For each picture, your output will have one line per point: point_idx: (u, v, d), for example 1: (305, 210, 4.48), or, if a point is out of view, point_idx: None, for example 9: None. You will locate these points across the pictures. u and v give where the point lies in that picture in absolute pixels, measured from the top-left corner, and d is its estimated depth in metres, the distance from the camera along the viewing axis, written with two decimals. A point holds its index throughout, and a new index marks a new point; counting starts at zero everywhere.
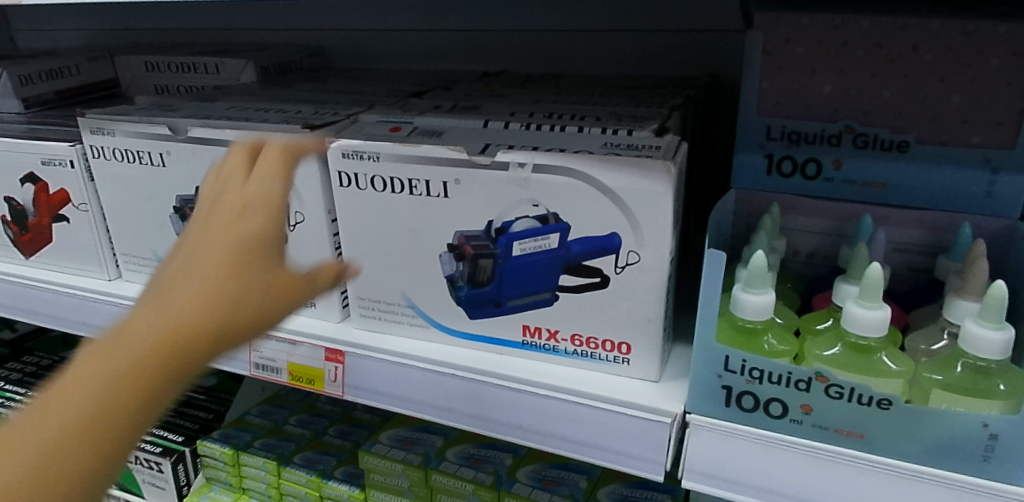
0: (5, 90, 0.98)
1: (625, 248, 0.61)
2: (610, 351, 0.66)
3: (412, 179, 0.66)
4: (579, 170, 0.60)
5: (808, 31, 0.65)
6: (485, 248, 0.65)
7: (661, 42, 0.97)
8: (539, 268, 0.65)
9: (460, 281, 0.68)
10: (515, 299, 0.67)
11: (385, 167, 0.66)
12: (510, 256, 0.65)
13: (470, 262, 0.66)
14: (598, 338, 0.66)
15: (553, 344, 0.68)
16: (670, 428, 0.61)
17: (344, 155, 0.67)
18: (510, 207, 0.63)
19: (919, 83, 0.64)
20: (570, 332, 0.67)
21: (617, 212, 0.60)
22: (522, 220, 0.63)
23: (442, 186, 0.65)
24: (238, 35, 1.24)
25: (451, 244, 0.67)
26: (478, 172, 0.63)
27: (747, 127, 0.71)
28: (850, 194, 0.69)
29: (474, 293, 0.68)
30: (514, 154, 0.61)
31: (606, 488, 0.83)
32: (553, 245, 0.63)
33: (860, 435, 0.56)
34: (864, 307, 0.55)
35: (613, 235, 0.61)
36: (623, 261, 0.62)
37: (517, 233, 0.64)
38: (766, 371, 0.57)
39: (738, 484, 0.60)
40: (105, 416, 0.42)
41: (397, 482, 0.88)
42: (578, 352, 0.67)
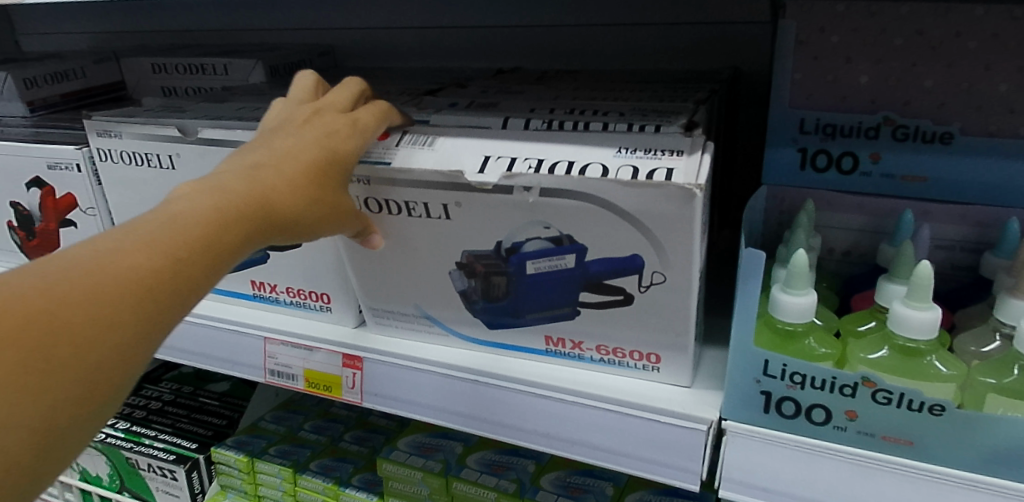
0: (10, 93, 0.95)
1: (648, 269, 0.57)
2: (638, 360, 0.63)
3: (409, 202, 0.62)
4: (589, 194, 0.56)
5: (844, 19, 0.63)
6: (495, 265, 0.62)
7: (681, 35, 0.94)
8: (555, 285, 0.61)
9: (473, 297, 0.65)
10: (533, 312, 0.64)
11: (380, 189, 0.63)
12: (524, 274, 0.62)
13: (481, 278, 0.64)
14: (624, 348, 0.63)
15: (579, 352, 0.65)
16: (706, 435, 0.58)
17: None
18: (520, 228, 0.60)
19: (963, 72, 0.61)
20: (595, 342, 0.64)
21: (638, 235, 0.56)
22: (533, 241, 0.60)
23: (444, 209, 0.61)
24: (245, 36, 1.22)
25: (459, 262, 0.64)
26: (479, 196, 0.59)
27: (778, 121, 0.68)
28: (889, 188, 0.66)
29: (490, 307, 0.65)
30: (515, 179, 0.57)
31: (633, 494, 0.81)
32: (570, 265, 0.60)
33: (909, 442, 0.53)
34: (913, 308, 0.53)
35: (634, 256, 0.57)
36: (647, 281, 0.58)
37: (529, 253, 0.60)
38: (808, 375, 0.54)
39: (778, 494, 0.57)
40: (225, 242, 0.48)
41: (416, 490, 0.85)
42: (604, 360, 0.65)
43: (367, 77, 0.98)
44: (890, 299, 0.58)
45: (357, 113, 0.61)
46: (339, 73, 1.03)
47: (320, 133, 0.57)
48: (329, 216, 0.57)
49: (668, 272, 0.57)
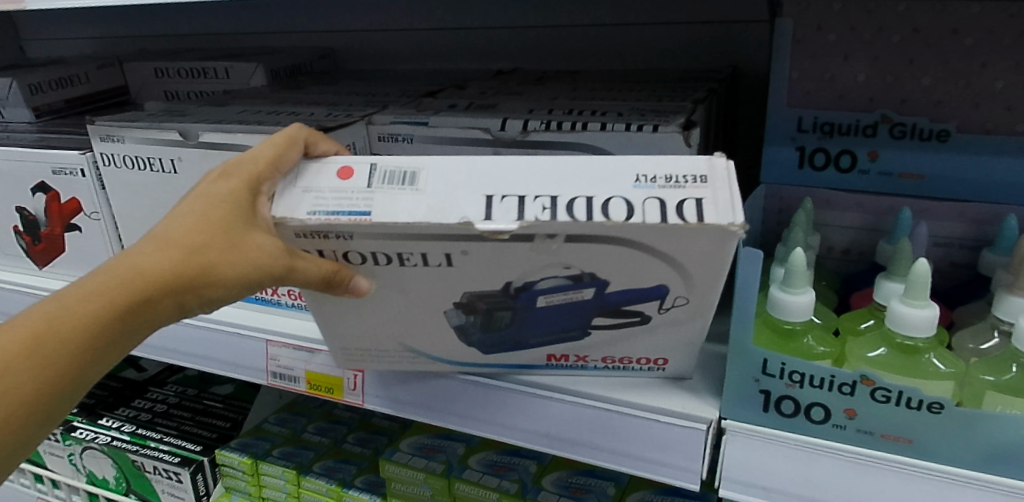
0: (16, 100, 0.96)
1: (671, 295, 0.53)
2: (644, 363, 0.62)
3: (401, 253, 0.51)
4: (614, 235, 0.48)
5: (841, 18, 0.63)
6: (502, 304, 0.55)
7: (681, 34, 0.94)
8: (571, 315, 0.56)
9: (472, 330, 0.58)
10: (539, 339, 0.59)
11: (359, 244, 0.51)
12: (534, 307, 0.55)
13: (484, 315, 0.56)
14: (633, 356, 0.61)
15: (582, 363, 0.62)
16: (706, 435, 0.58)
17: (296, 234, 0.50)
18: (534, 270, 0.52)
19: (960, 69, 0.61)
20: (601, 354, 0.61)
21: (667, 270, 0.50)
22: (549, 280, 0.52)
23: (446, 257, 0.51)
24: (246, 40, 1.22)
25: (458, 302, 0.56)
26: (486, 244, 0.49)
27: (776, 120, 0.68)
28: (887, 186, 0.66)
29: (489, 339, 0.59)
30: (529, 223, 0.47)
31: (635, 494, 0.81)
32: (587, 297, 0.54)
33: (909, 441, 0.53)
34: (911, 306, 0.53)
35: (659, 286, 0.52)
36: (669, 303, 0.53)
37: (541, 290, 0.53)
38: (807, 374, 0.54)
39: (778, 492, 0.57)
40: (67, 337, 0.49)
41: (419, 491, 0.86)
42: (609, 368, 0.62)
43: (367, 80, 0.98)
44: (888, 297, 0.58)
45: (262, 149, 0.53)
46: (339, 77, 1.03)
47: (211, 181, 0.53)
48: (229, 269, 0.50)
49: (689, 297, 0.53)
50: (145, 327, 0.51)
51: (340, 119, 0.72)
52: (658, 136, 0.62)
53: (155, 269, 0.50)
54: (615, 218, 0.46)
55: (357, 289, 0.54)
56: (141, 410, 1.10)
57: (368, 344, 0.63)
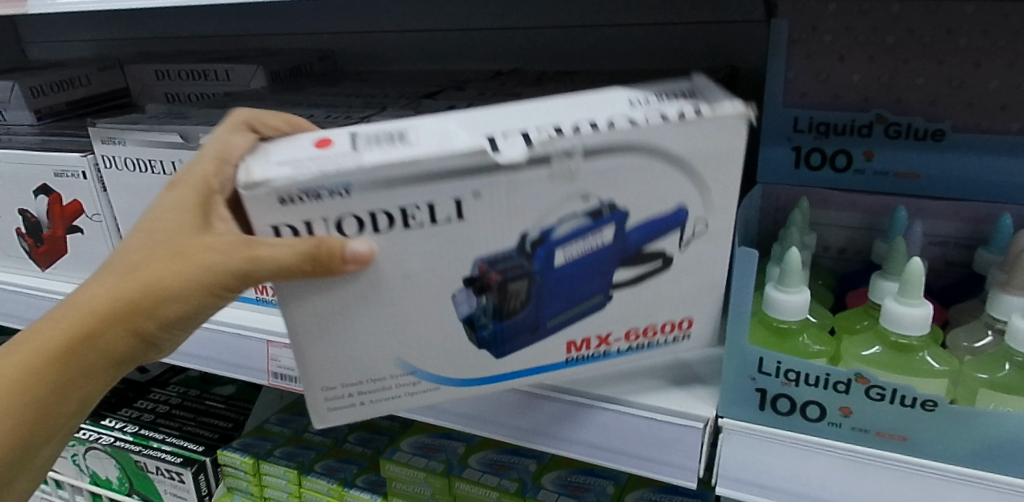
0: (17, 103, 0.97)
1: (692, 219, 0.51)
2: (670, 333, 0.56)
3: (404, 207, 0.47)
4: (638, 144, 0.46)
5: (836, 18, 0.63)
6: (517, 273, 0.50)
7: (679, 34, 0.94)
8: (592, 272, 0.51)
9: (482, 318, 0.52)
10: (556, 316, 0.53)
11: (354, 202, 0.46)
12: (552, 268, 0.50)
13: (495, 292, 0.51)
14: (657, 323, 0.55)
15: (605, 349, 0.55)
16: (703, 433, 0.59)
17: (283, 202, 0.45)
18: (554, 208, 0.48)
19: (954, 69, 0.62)
20: (625, 329, 0.55)
21: (686, 185, 0.49)
22: (568, 221, 0.48)
23: (455, 205, 0.47)
24: (246, 42, 1.23)
25: (468, 277, 0.50)
26: (504, 176, 0.46)
27: (772, 120, 0.68)
28: (883, 185, 0.66)
29: (502, 329, 0.53)
30: (546, 143, 0.45)
31: (634, 492, 0.81)
32: (610, 239, 0.50)
33: (904, 438, 0.53)
34: (906, 304, 0.53)
35: (680, 208, 0.50)
36: (688, 235, 0.51)
37: (559, 240, 0.49)
38: (802, 373, 0.55)
39: (775, 490, 0.58)
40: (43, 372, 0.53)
41: (420, 490, 0.87)
42: (633, 347, 0.56)
43: (366, 81, 0.99)
44: (883, 295, 0.58)
45: (210, 152, 0.52)
46: (339, 78, 1.03)
47: (162, 195, 0.53)
48: (176, 279, 0.50)
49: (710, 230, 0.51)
50: (109, 352, 0.53)
51: (339, 121, 0.72)
52: None
53: (106, 294, 0.51)
54: (637, 125, 0.45)
55: (354, 259, 0.47)
56: (143, 410, 1.11)
57: (360, 374, 0.54)
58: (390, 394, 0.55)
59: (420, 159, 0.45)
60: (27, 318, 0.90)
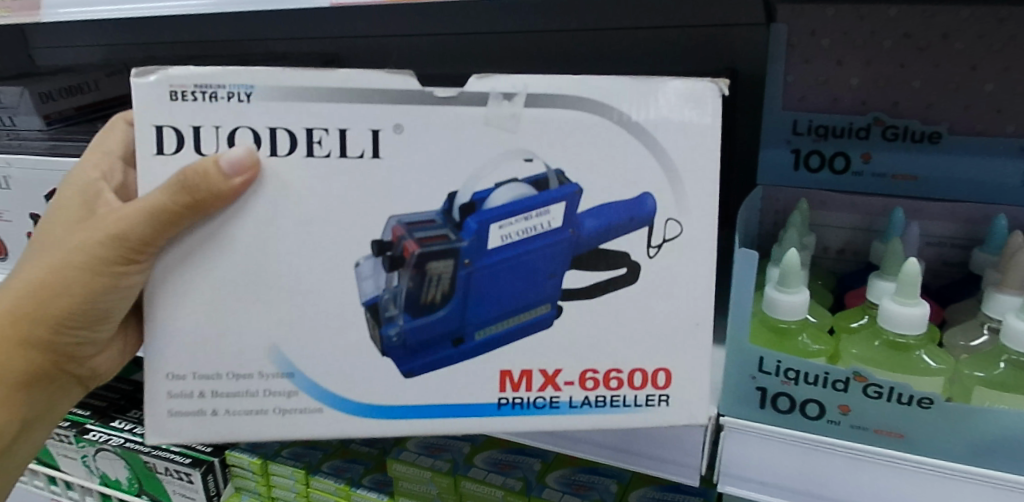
0: (26, 108, 0.97)
1: (662, 215, 0.49)
2: (638, 392, 0.52)
3: (310, 131, 0.47)
4: (591, 97, 0.47)
5: (835, 22, 0.65)
6: (440, 249, 0.48)
7: (681, 37, 0.96)
8: (534, 261, 0.50)
9: (393, 307, 0.50)
10: (489, 326, 0.50)
11: (256, 109, 0.47)
12: (486, 247, 0.49)
13: (415, 270, 0.49)
14: (623, 370, 0.51)
15: (556, 397, 0.52)
16: (705, 431, 0.60)
17: (173, 96, 0.47)
18: (487, 170, 0.48)
19: (950, 72, 0.63)
20: (579, 374, 0.51)
21: (650, 159, 0.48)
22: (504, 188, 0.48)
23: (371, 139, 0.47)
24: (252, 46, 1.24)
25: (382, 244, 0.48)
26: (440, 109, 0.47)
27: (772, 123, 0.69)
28: (880, 187, 0.68)
29: (417, 327, 0.50)
30: (493, 80, 0.47)
31: (637, 491, 0.82)
32: (557, 222, 0.49)
33: (901, 435, 0.54)
34: (901, 304, 0.54)
35: (645, 197, 0.48)
36: (660, 238, 0.49)
37: (493, 210, 0.48)
38: (801, 371, 0.56)
39: (775, 487, 0.59)
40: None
41: (425, 489, 0.88)
42: (593, 402, 0.52)
43: None
44: (879, 295, 0.59)
45: (83, 157, 0.57)
46: None
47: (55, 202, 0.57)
48: (77, 265, 0.54)
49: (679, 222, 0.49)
50: (10, 372, 0.59)
51: None
52: None
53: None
54: (595, 82, 0.47)
55: (236, 170, 0.46)
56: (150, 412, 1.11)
57: (220, 365, 0.51)
58: (256, 406, 0.52)
59: (354, 82, 0.47)
60: None
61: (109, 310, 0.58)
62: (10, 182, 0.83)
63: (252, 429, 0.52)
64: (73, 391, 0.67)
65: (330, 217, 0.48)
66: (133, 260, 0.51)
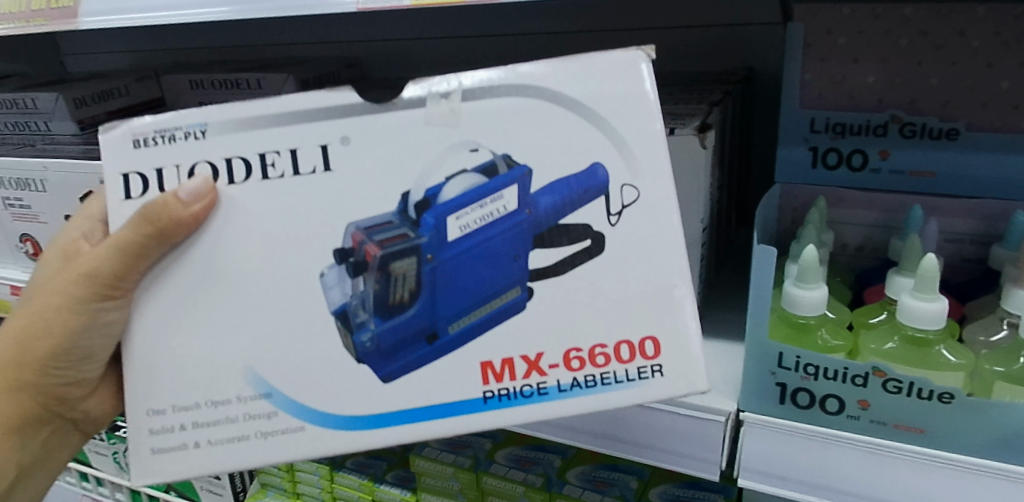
0: (61, 113, 1.00)
1: (616, 183, 0.49)
2: (629, 364, 0.50)
3: (266, 156, 0.49)
4: (528, 85, 0.49)
5: (850, 21, 0.65)
6: (399, 248, 0.49)
7: (698, 37, 0.96)
8: (496, 248, 0.50)
9: (363, 310, 0.50)
10: (459, 320, 0.50)
11: (215, 145, 0.49)
12: (444, 237, 0.49)
13: (379, 272, 0.50)
14: (607, 345, 0.50)
15: (544, 382, 0.50)
16: (724, 426, 0.60)
17: (136, 144, 0.49)
18: (435, 163, 0.49)
19: (967, 70, 0.63)
20: (563, 354, 0.50)
21: (596, 131, 0.49)
22: (456, 180, 0.49)
23: (322, 153, 0.49)
24: (276, 50, 1.26)
25: (343, 250, 0.49)
26: (384, 116, 0.49)
27: (789, 122, 0.70)
28: (898, 184, 0.68)
29: (386, 331, 0.51)
30: (431, 83, 0.49)
31: (657, 488, 0.83)
32: (511, 207, 0.49)
33: (920, 430, 0.55)
34: (920, 298, 0.55)
35: (596, 166, 0.49)
36: (618, 205, 0.49)
37: (446, 203, 0.49)
38: (821, 367, 0.56)
39: (795, 481, 0.59)
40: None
41: (447, 485, 0.89)
42: (581, 384, 0.50)
43: (393, 88, 1.01)
44: (898, 291, 0.60)
45: (72, 219, 0.59)
46: (367, 85, 1.06)
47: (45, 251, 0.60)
48: (59, 307, 0.56)
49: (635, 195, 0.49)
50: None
51: None
52: (673, 138, 0.63)
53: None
54: (522, 72, 0.49)
55: (194, 198, 0.48)
56: None
57: (198, 395, 0.51)
58: (238, 432, 0.51)
59: (299, 103, 0.49)
60: None
61: (93, 351, 0.59)
62: (47, 185, 0.85)
63: (239, 453, 0.51)
64: (70, 438, 0.68)
65: (354, 216, 0.49)
66: (106, 298, 0.53)
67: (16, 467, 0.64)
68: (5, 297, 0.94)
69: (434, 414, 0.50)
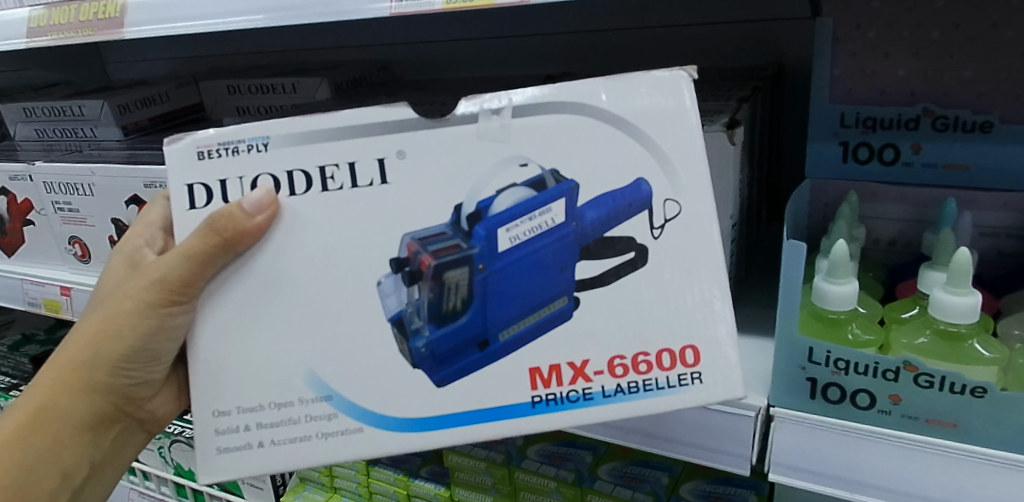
0: (106, 120, 1.04)
1: (658, 197, 0.50)
2: (671, 372, 0.51)
3: (324, 167, 0.51)
4: (574, 101, 0.50)
5: (879, 15, 0.65)
6: (453, 258, 0.51)
7: (727, 34, 0.96)
8: (546, 258, 0.51)
9: (416, 318, 0.52)
10: (510, 327, 0.51)
11: (272, 157, 0.51)
12: (495, 248, 0.51)
13: (433, 281, 0.51)
14: (649, 353, 0.51)
15: (588, 386, 0.51)
16: (754, 422, 0.60)
17: (199, 156, 0.51)
18: (487, 177, 0.50)
19: (1001, 61, 0.63)
20: (608, 360, 0.51)
21: (639, 149, 0.50)
22: (506, 194, 0.50)
23: (378, 167, 0.50)
24: (310, 55, 1.28)
25: (399, 259, 0.51)
26: (437, 131, 0.50)
27: (819, 117, 0.70)
28: (931, 177, 0.67)
29: (441, 338, 0.52)
30: (481, 101, 0.50)
31: (689, 484, 0.83)
32: (559, 219, 0.51)
33: (953, 425, 0.55)
34: (954, 293, 0.55)
35: (640, 181, 0.50)
36: (661, 218, 0.50)
37: (498, 215, 0.51)
38: (851, 361, 0.56)
39: (826, 476, 0.59)
40: (58, 411, 0.63)
41: (481, 480, 0.91)
42: (625, 389, 0.51)
43: (422, 90, 1.03)
44: (930, 286, 0.60)
45: (133, 226, 0.62)
46: (397, 88, 1.08)
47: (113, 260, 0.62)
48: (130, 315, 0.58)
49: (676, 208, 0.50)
50: (74, 416, 0.63)
51: None
52: (703, 135, 0.64)
53: (61, 367, 0.62)
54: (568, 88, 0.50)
55: (256, 209, 0.50)
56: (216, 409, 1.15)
57: (262, 397, 0.53)
58: (301, 432, 0.53)
59: (345, 118, 0.51)
60: None
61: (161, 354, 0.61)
62: (94, 189, 0.89)
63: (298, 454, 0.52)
64: (137, 438, 0.70)
65: (389, 214, 0.51)
66: (173, 305, 0.55)
67: (88, 464, 0.66)
68: (56, 297, 0.96)
69: (484, 418, 0.51)
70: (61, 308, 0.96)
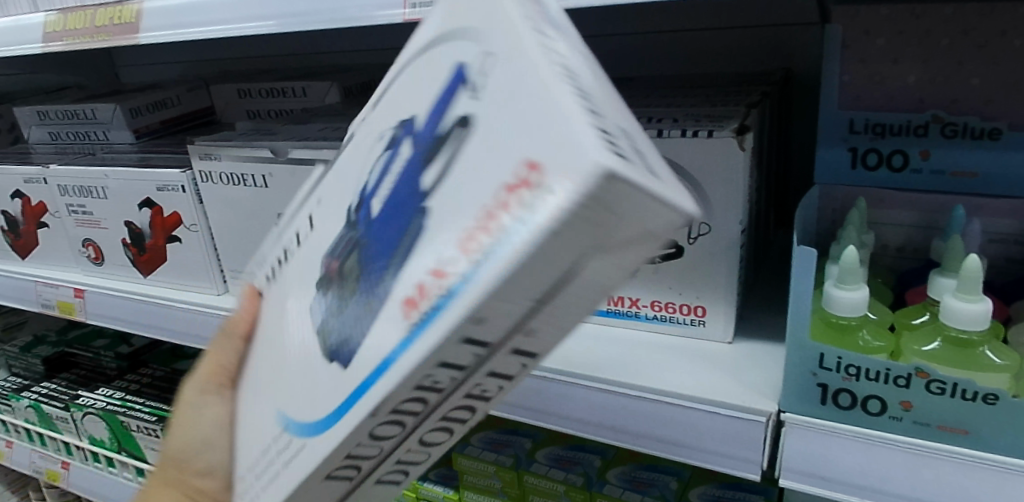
0: (118, 123, 1.05)
1: (479, 58, 0.35)
2: (534, 184, 0.28)
3: (285, 247, 0.49)
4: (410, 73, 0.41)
5: (889, 22, 0.65)
6: (345, 241, 0.37)
7: (735, 39, 0.96)
8: (401, 184, 0.34)
9: (330, 316, 0.37)
10: (383, 277, 0.33)
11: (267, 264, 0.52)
12: (365, 212, 0.37)
13: (337, 274, 0.38)
14: (502, 188, 0.29)
15: (447, 287, 0.29)
16: (765, 427, 0.61)
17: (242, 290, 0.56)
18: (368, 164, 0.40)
19: (1010, 67, 0.63)
20: (448, 240, 0.30)
21: (453, 51, 0.37)
22: (379, 160, 0.38)
23: (306, 220, 0.46)
24: (320, 59, 1.29)
25: (321, 276, 0.40)
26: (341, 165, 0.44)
27: (828, 123, 0.70)
28: (940, 183, 0.68)
29: (342, 326, 0.35)
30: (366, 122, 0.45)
31: (698, 488, 0.83)
32: (408, 145, 0.35)
33: (964, 432, 0.55)
34: (965, 300, 0.55)
35: (459, 67, 0.36)
36: (479, 74, 0.34)
37: (371, 183, 0.38)
38: (863, 367, 0.57)
39: (837, 482, 0.58)
40: None
41: (490, 483, 0.91)
42: (489, 257, 0.28)
43: None
44: (942, 292, 0.60)
45: None
46: None
47: None
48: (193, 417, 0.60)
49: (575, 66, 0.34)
50: None
51: None
52: (712, 141, 0.64)
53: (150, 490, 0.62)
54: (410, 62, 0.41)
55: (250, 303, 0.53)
56: None
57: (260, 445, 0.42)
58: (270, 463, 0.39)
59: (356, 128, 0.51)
60: (129, 322, 0.92)
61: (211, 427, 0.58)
62: (107, 192, 0.90)
63: (276, 493, 0.38)
64: None
65: None
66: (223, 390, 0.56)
67: None
68: (68, 298, 0.97)
69: (363, 387, 0.32)
70: (74, 310, 0.96)
